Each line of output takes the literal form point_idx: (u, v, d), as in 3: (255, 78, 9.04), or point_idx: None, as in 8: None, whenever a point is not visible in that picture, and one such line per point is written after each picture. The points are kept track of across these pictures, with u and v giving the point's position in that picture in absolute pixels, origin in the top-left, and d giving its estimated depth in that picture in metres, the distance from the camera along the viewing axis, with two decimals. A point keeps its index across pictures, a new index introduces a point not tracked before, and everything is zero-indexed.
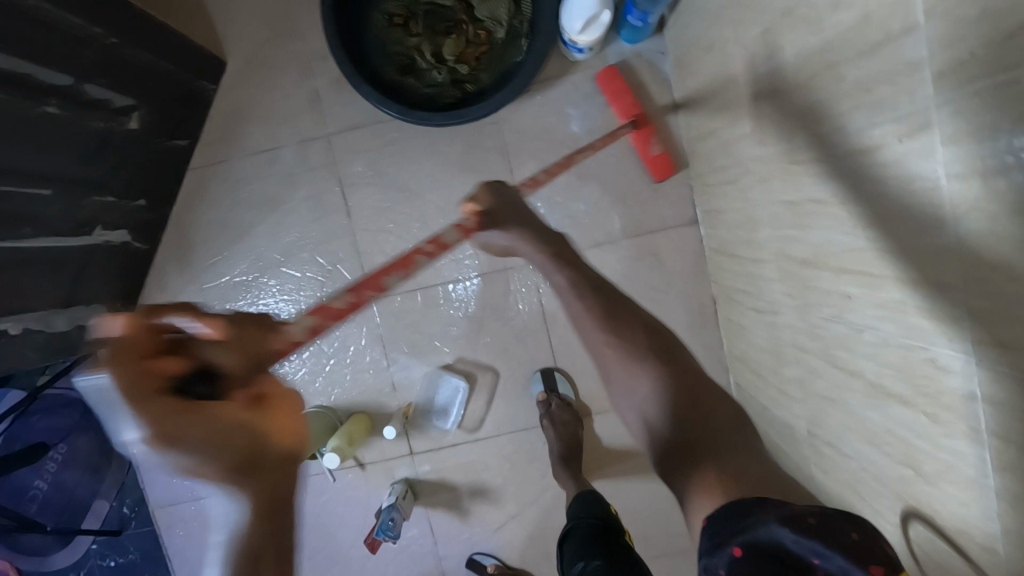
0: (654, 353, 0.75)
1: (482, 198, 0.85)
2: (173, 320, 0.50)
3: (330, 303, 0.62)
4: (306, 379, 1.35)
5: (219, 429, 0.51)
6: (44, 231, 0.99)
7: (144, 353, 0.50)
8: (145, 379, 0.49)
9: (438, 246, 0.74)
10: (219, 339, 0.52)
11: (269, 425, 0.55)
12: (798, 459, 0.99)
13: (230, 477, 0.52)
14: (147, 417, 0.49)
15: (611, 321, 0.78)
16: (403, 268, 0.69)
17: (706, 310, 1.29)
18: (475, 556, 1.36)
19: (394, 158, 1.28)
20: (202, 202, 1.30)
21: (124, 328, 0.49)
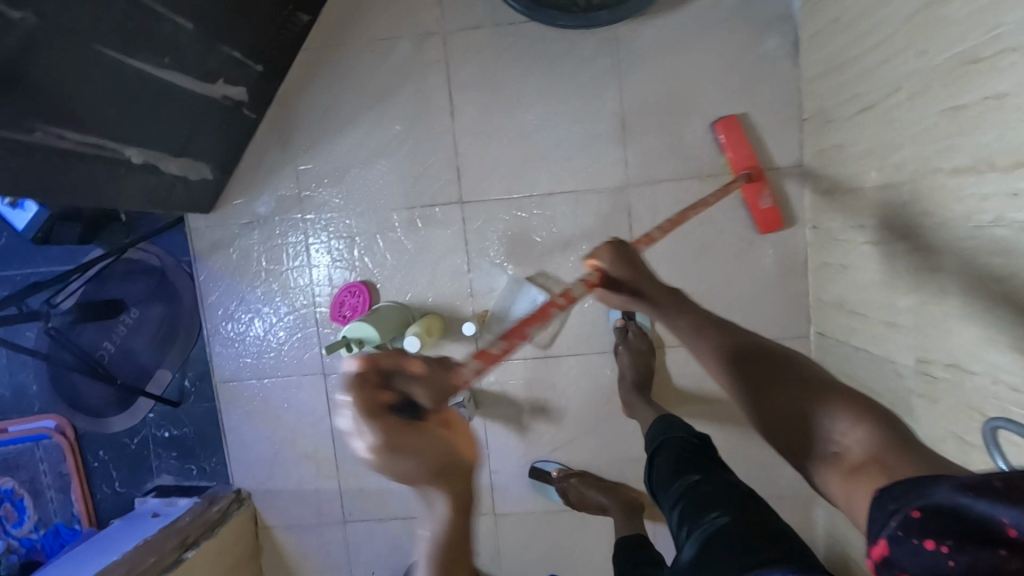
0: (763, 372, 0.66)
1: (606, 251, 0.88)
2: (391, 366, 0.52)
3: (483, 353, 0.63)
4: (386, 273, 1.36)
5: (428, 444, 0.49)
6: (178, 68, 1.00)
7: (370, 386, 0.50)
8: (381, 420, 0.49)
9: (568, 299, 0.78)
10: (416, 369, 0.52)
11: (461, 442, 0.52)
12: (896, 394, 0.98)
13: (430, 483, 0.50)
14: (371, 427, 0.48)
15: (739, 358, 0.69)
16: (546, 317, 0.74)
17: (798, 257, 1.28)
18: (538, 463, 1.37)
19: (507, 64, 1.28)
20: (312, 83, 1.31)
21: (359, 369, 0.50)
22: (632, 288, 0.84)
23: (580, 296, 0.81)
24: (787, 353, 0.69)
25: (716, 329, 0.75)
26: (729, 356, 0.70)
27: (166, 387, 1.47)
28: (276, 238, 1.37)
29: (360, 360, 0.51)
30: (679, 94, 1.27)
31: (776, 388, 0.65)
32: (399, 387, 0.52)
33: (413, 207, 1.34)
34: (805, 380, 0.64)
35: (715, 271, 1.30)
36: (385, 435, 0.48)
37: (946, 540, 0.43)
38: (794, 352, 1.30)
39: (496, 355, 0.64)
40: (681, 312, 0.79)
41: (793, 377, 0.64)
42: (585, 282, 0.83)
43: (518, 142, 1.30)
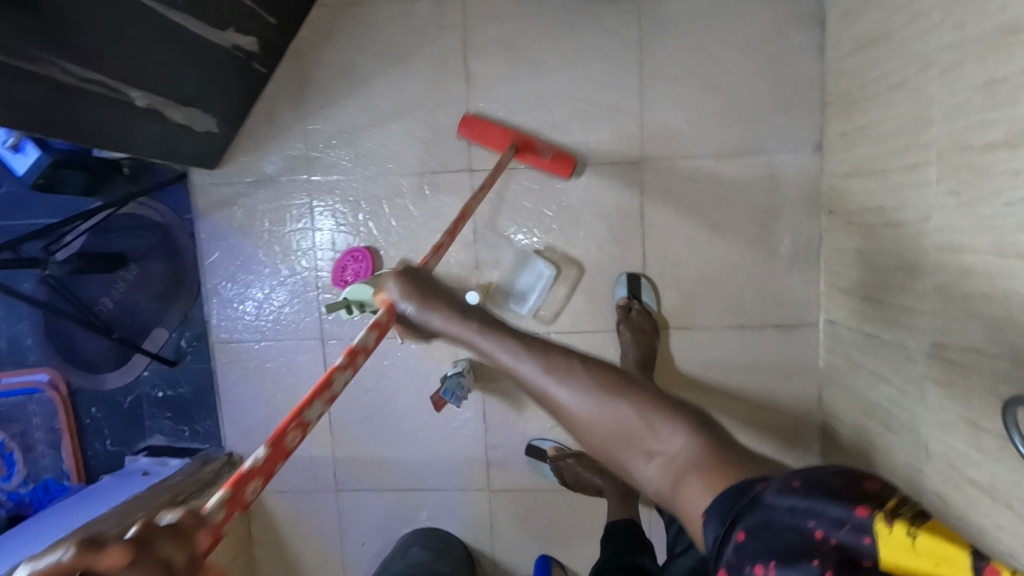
0: (594, 384, 0.77)
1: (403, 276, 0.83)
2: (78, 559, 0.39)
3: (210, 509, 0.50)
4: (390, 239, 1.33)
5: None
6: (191, 11, 0.98)
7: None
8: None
9: (356, 355, 0.70)
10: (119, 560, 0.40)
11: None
12: (909, 381, 0.96)
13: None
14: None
15: (563, 364, 0.79)
16: (320, 398, 0.64)
17: (813, 243, 1.25)
18: (533, 441, 1.35)
19: (528, 31, 1.25)
20: (328, 41, 1.28)
21: None
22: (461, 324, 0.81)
23: (375, 346, 0.74)
24: (591, 360, 0.80)
25: (539, 355, 0.79)
26: (542, 359, 0.79)
27: (163, 346, 1.44)
28: (280, 200, 1.34)
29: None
30: (701, 70, 1.23)
31: (656, 428, 0.74)
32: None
33: (423, 173, 1.31)
34: (612, 385, 0.77)
35: (727, 253, 1.27)
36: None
37: (772, 560, 0.51)
38: (803, 340, 1.28)
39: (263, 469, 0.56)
40: (488, 334, 0.81)
41: (610, 383, 0.77)
42: (376, 324, 0.76)
43: (534, 111, 1.27)
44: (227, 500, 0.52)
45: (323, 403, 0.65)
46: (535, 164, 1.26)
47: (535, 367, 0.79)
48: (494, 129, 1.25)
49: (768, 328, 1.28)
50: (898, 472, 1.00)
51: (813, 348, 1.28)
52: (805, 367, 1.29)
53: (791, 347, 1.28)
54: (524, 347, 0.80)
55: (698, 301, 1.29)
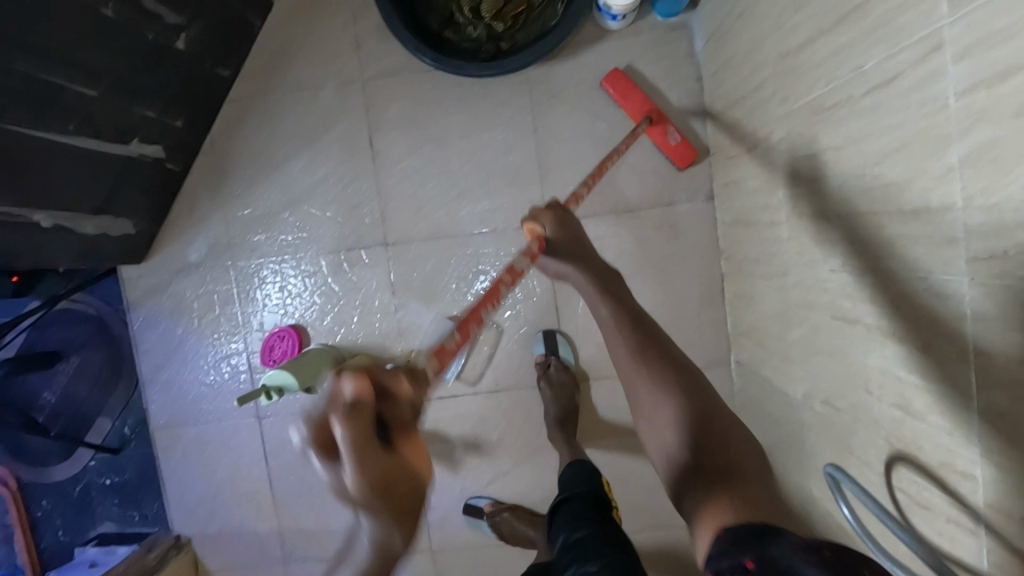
0: (670, 388, 0.66)
1: (568, 232, 0.89)
2: (366, 390, 0.50)
3: (445, 342, 0.68)
4: (315, 315, 1.38)
5: (404, 473, 0.50)
6: (87, 132, 1.03)
7: (361, 418, 0.49)
8: (359, 437, 0.48)
9: (513, 275, 0.81)
10: (399, 392, 0.54)
11: (421, 469, 0.53)
12: (793, 425, 1.00)
13: (393, 518, 0.49)
14: (363, 469, 0.48)
15: (664, 375, 0.68)
16: (490, 304, 0.78)
17: (715, 286, 1.31)
18: (470, 500, 1.38)
19: (427, 109, 1.32)
20: (237, 133, 1.35)
21: (357, 392, 0.50)
22: (593, 280, 0.84)
23: (523, 273, 0.83)
24: (701, 384, 0.67)
25: (642, 351, 0.71)
26: (648, 354, 0.70)
27: (107, 435, 1.49)
28: (206, 287, 1.39)
29: (357, 381, 0.51)
30: (593, 132, 1.30)
31: (682, 424, 0.63)
32: (381, 401, 0.53)
33: (341, 249, 1.36)
34: (703, 409, 0.64)
35: (637, 302, 1.33)
36: (370, 468, 0.48)
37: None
38: (717, 379, 1.33)
39: (454, 349, 0.68)
40: (607, 301, 0.81)
41: (696, 402, 0.64)
42: (527, 253, 0.84)
43: (440, 183, 1.33)
44: (435, 358, 0.65)
45: (490, 309, 0.78)
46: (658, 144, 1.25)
47: (631, 362, 0.70)
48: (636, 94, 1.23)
49: None
50: (798, 512, 1.04)
51: (728, 387, 1.33)
52: (722, 406, 1.34)
53: None
54: (633, 337, 0.73)
55: None
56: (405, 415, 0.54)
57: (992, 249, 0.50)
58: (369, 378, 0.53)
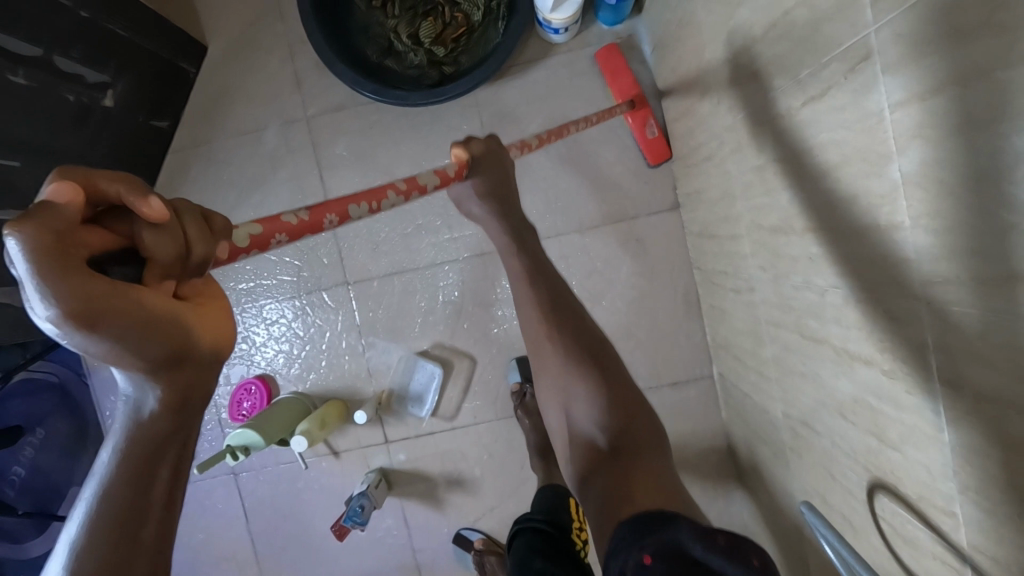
0: (575, 360, 0.74)
1: (484, 167, 0.77)
2: (120, 190, 0.36)
3: (284, 215, 0.51)
4: (282, 363, 1.33)
5: (157, 323, 0.35)
6: (18, 204, 0.98)
7: (56, 228, 0.32)
8: (62, 267, 0.32)
9: (412, 187, 0.65)
10: (156, 214, 0.36)
11: (202, 327, 0.40)
12: (777, 443, 0.95)
13: (154, 377, 0.37)
14: (67, 292, 0.31)
15: (585, 354, 0.74)
16: (366, 202, 0.59)
17: (690, 297, 1.26)
18: (462, 531, 1.33)
19: (375, 142, 1.27)
20: (183, 184, 1.31)
21: (61, 195, 0.33)
22: (526, 262, 0.79)
23: (430, 188, 0.68)
24: (617, 371, 0.75)
25: (548, 312, 0.76)
26: (559, 329, 0.75)
27: (83, 503, 1.45)
28: None
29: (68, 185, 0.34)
30: (548, 150, 1.26)
31: (579, 386, 0.73)
32: (126, 226, 0.37)
33: (302, 293, 1.32)
34: (606, 385, 0.72)
35: (612, 322, 1.27)
36: (77, 284, 0.32)
37: None
38: (700, 393, 1.28)
39: (295, 227, 0.51)
40: (539, 288, 0.78)
41: (599, 377, 0.73)
42: (441, 173, 0.70)
43: (396, 217, 1.29)
44: (254, 234, 0.47)
45: (364, 209, 0.60)
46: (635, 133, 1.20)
47: (540, 325, 0.76)
48: (624, 72, 1.17)
49: (665, 386, 1.29)
50: (793, 533, 0.99)
51: (712, 400, 1.28)
52: (709, 419, 1.29)
53: (690, 402, 1.28)
54: (542, 290, 0.78)
55: None
56: (176, 258, 0.38)
57: (946, 272, 0.45)
58: (95, 184, 0.35)
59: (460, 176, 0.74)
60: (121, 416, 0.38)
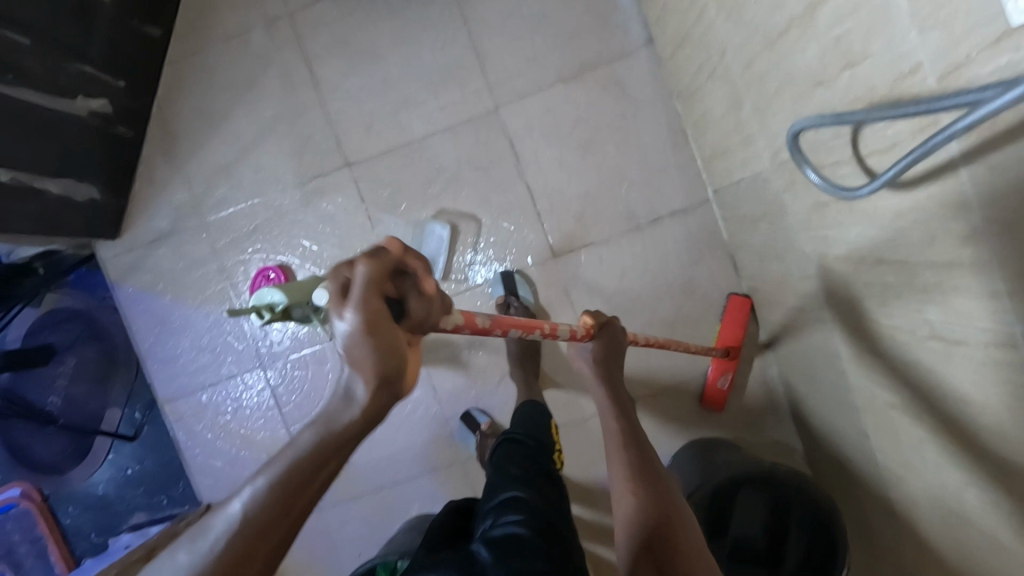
0: (642, 498, 0.72)
1: (606, 336, 0.89)
2: (412, 270, 0.50)
3: (482, 318, 0.66)
4: (295, 251, 1.38)
5: (393, 355, 0.47)
6: (29, 85, 1.04)
7: (384, 266, 0.48)
8: (375, 307, 0.46)
9: (585, 333, 0.85)
10: (429, 289, 0.50)
11: (412, 368, 0.51)
12: (772, 205, 0.99)
13: (372, 384, 0.48)
14: (364, 308, 0.45)
15: (644, 468, 0.76)
16: (542, 331, 0.76)
17: (675, 127, 1.31)
18: (471, 412, 1.36)
19: (356, 28, 1.34)
20: (182, 93, 1.37)
21: (391, 248, 0.49)
22: (614, 400, 0.86)
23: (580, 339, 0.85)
24: (670, 484, 0.75)
25: (640, 476, 0.74)
26: (636, 462, 0.77)
27: (119, 424, 1.48)
28: (182, 250, 1.39)
29: (389, 244, 0.50)
30: (520, 8, 1.32)
31: (632, 497, 0.72)
32: (403, 284, 0.50)
33: (306, 182, 1.37)
34: (664, 502, 0.71)
35: (603, 162, 1.32)
36: (375, 322, 0.45)
37: None
38: (700, 221, 1.32)
39: (479, 325, 0.65)
40: (609, 399, 0.86)
41: (663, 497, 0.72)
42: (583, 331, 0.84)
43: (385, 93, 1.34)
44: (465, 316, 0.62)
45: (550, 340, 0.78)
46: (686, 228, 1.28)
47: (616, 440, 0.81)
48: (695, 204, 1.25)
49: (665, 220, 1.32)
50: (800, 296, 1.03)
51: (712, 225, 1.31)
52: (713, 246, 1.32)
53: (692, 231, 1.32)
54: (639, 458, 0.77)
55: (591, 216, 1.33)
56: (420, 320, 0.51)
57: None
58: (410, 261, 0.50)
59: (586, 338, 0.86)
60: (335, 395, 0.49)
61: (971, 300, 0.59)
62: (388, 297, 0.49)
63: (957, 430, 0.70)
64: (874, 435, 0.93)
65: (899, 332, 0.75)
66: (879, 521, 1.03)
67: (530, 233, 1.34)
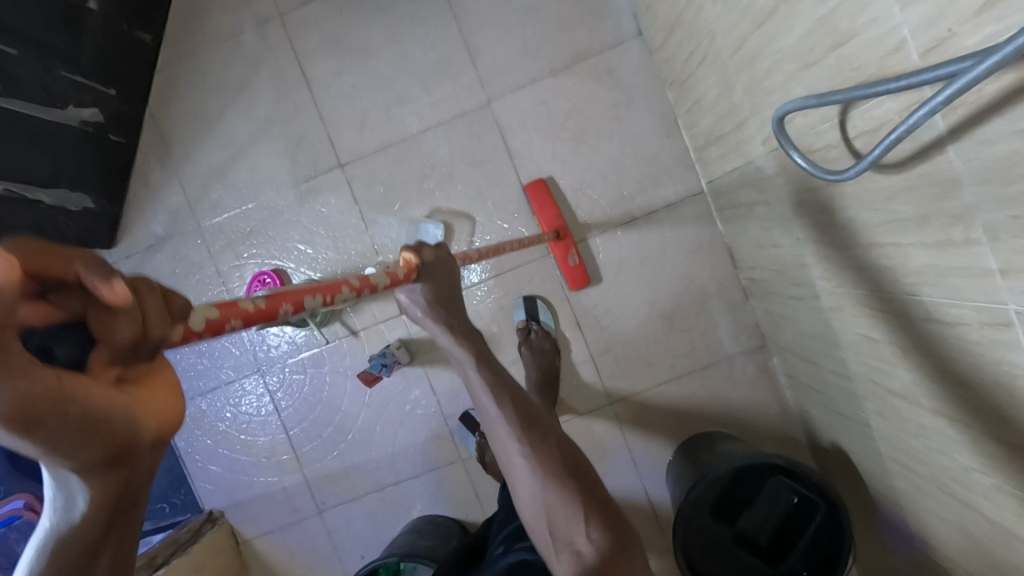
0: (549, 471, 0.74)
1: (436, 275, 0.79)
2: (84, 270, 0.30)
3: (240, 301, 0.48)
4: (290, 254, 1.37)
5: (119, 416, 0.32)
6: (19, 95, 1.04)
7: (14, 300, 0.27)
8: (21, 368, 0.27)
9: (365, 284, 0.68)
10: (118, 300, 0.31)
11: (151, 411, 0.34)
12: (767, 191, 0.98)
13: (84, 475, 0.32)
14: (3, 390, 0.26)
15: (536, 439, 0.76)
16: (321, 294, 0.61)
17: (669, 117, 1.30)
18: (470, 411, 1.36)
19: (347, 27, 1.34)
20: (174, 98, 1.37)
21: (8, 270, 0.27)
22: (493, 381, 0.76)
23: (382, 287, 0.71)
24: (580, 462, 0.77)
25: (552, 470, 0.74)
26: (540, 454, 0.75)
27: None
28: (178, 256, 1.39)
29: (10, 263, 0.27)
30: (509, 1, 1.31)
31: (537, 477, 0.74)
32: (77, 298, 0.31)
33: (300, 184, 1.36)
34: (598, 511, 0.73)
35: (596, 154, 1.32)
36: (24, 379, 0.27)
37: None
38: (696, 211, 1.31)
39: (249, 311, 0.48)
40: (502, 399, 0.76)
41: (589, 503, 0.73)
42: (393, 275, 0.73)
43: (377, 92, 1.34)
44: (263, 302, 0.52)
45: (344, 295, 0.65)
46: (559, 260, 1.30)
47: (513, 434, 0.75)
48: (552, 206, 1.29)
49: (661, 211, 1.31)
50: (797, 283, 1.01)
51: (708, 215, 1.30)
52: (710, 236, 1.31)
53: (688, 221, 1.31)
54: (540, 448, 0.75)
55: (586, 209, 1.32)
56: (133, 345, 0.32)
57: None
58: (69, 267, 0.30)
59: (409, 277, 0.76)
60: (52, 517, 0.34)
61: (965, 279, 0.58)
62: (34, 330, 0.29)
63: (957, 411, 0.68)
64: (875, 421, 0.92)
65: (896, 315, 0.73)
66: (883, 508, 1.02)
67: (525, 228, 1.33)
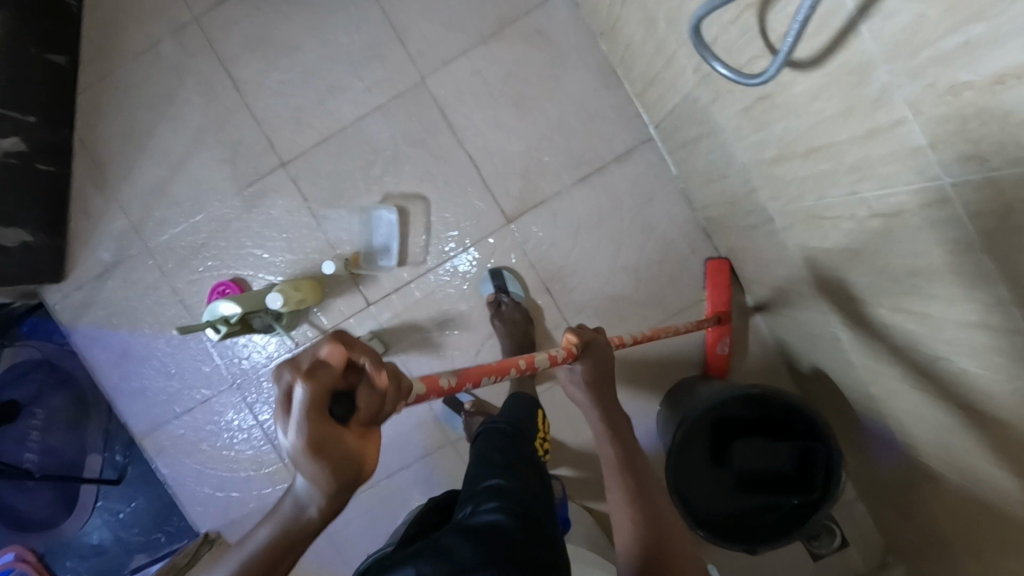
0: (641, 505, 0.74)
1: (593, 353, 0.88)
2: (363, 361, 0.49)
3: (446, 378, 0.63)
4: (246, 262, 1.34)
5: (347, 460, 0.49)
6: None
7: (327, 382, 0.46)
8: (323, 417, 0.46)
9: (530, 363, 0.77)
10: (380, 382, 0.50)
11: (370, 462, 0.51)
12: (706, 124, 0.97)
13: (326, 495, 0.50)
14: (309, 431, 0.45)
15: (638, 493, 0.76)
16: (496, 373, 0.71)
17: (606, 69, 1.28)
18: (452, 393, 1.34)
19: (267, 23, 1.30)
20: (100, 119, 1.33)
21: (331, 354, 0.47)
22: (614, 435, 0.84)
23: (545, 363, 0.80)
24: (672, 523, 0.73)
25: (632, 482, 0.77)
26: (639, 499, 0.75)
27: (103, 470, 1.45)
28: (131, 280, 1.35)
29: (335, 348, 0.47)
30: None
31: (630, 508, 0.74)
32: (354, 378, 0.49)
33: (244, 189, 1.33)
34: (655, 518, 0.72)
35: (539, 117, 1.30)
36: (314, 425, 0.45)
37: None
38: (647, 160, 1.30)
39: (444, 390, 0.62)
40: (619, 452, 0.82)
41: (659, 527, 0.71)
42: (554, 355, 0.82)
43: (308, 84, 1.31)
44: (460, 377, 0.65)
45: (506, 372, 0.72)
46: (709, 340, 1.28)
47: (609, 442, 0.83)
48: (725, 291, 1.26)
49: (611, 163, 1.30)
50: (750, 211, 1.01)
51: (659, 162, 1.29)
52: (663, 182, 1.30)
53: (640, 171, 1.30)
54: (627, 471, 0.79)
55: (537, 173, 1.31)
56: (372, 417, 0.50)
57: None
58: (357, 356, 0.49)
59: (570, 356, 0.85)
60: (289, 507, 0.53)
61: (899, 164, 0.57)
62: (338, 391, 0.49)
63: (914, 302, 0.68)
64: (844, 334, 0.92)
65: (843, 219, 0.73)
66: (868, 423, 1.02)
67: (479, 202, 1.31)
